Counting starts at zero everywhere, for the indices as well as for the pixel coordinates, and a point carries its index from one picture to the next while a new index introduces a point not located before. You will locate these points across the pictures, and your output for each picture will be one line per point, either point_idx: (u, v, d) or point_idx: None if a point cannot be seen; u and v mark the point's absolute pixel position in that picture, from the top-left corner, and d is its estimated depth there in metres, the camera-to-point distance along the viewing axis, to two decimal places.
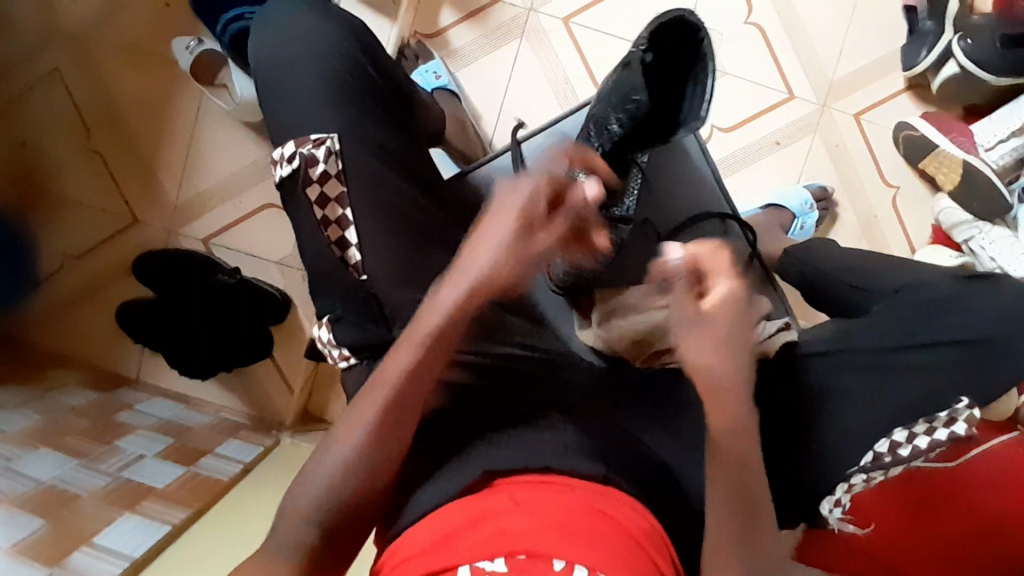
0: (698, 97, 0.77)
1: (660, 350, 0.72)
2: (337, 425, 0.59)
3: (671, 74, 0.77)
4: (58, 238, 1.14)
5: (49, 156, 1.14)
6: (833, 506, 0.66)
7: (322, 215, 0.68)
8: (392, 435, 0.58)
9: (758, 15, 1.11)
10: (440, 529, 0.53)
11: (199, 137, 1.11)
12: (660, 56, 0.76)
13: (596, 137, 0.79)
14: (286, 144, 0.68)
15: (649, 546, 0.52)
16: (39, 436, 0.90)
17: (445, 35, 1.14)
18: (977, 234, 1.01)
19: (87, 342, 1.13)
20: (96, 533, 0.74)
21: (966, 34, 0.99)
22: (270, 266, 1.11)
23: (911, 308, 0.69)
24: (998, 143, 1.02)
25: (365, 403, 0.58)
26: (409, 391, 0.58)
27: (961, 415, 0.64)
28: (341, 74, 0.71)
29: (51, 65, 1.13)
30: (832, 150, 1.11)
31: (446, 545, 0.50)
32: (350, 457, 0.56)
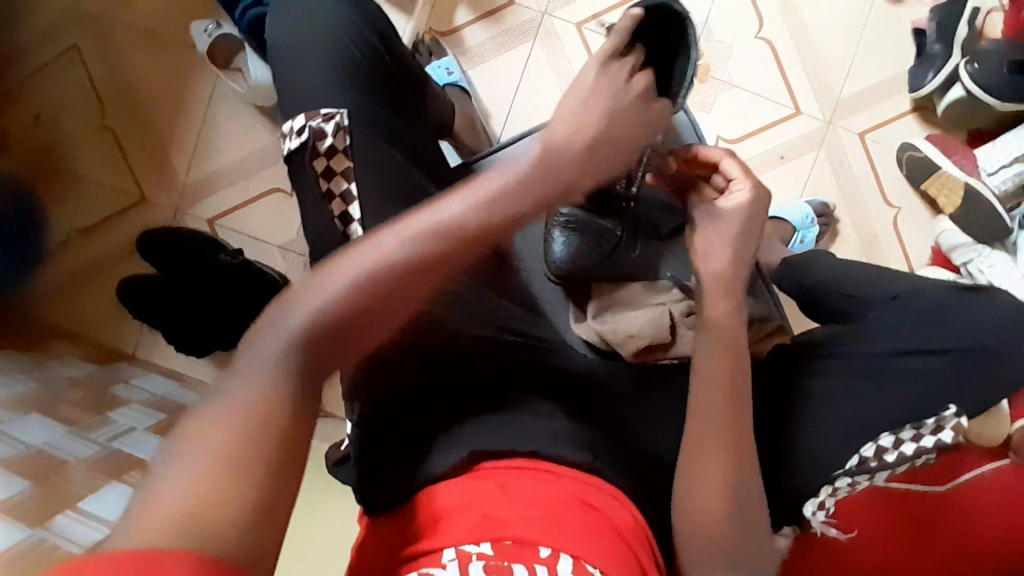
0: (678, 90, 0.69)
1: (654, 346, 0.73)
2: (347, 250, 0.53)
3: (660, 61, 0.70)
4: (66, 210, 1.15)
5: (63, 130, 1.15)
6: (817, 509, 0.67)
7: (325, 189, 0.68)
8: (402, 280, 0.52)
9: (768, 31, 1.12)
10: (433, 508, 0.55)
11: (209, 118, 1.13)
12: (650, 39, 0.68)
13: None
14: (296, 118, 0.69)
15: (631, 537, 0.54)
16: (32, 402, 0.90)
17: (459, 34, 1.15)
18: (976, 257, 1.02)
19: (87, 314, 1.14)
20: (84, 499, 0.75)
21: (974, 58, 1.01)
22: (272, 249, 1.12)
23: (901, 317, 0.69)
24: (1001, 169, 1.03)
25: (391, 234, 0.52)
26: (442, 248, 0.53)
27: (948, 423, 0.65)
28: (351, 54, 0.72)
29: (70, 41, 1.15)
30: (835, 167, 1.12)
31: (436, 528, 0.53)
32: (315, 319, 0.49)
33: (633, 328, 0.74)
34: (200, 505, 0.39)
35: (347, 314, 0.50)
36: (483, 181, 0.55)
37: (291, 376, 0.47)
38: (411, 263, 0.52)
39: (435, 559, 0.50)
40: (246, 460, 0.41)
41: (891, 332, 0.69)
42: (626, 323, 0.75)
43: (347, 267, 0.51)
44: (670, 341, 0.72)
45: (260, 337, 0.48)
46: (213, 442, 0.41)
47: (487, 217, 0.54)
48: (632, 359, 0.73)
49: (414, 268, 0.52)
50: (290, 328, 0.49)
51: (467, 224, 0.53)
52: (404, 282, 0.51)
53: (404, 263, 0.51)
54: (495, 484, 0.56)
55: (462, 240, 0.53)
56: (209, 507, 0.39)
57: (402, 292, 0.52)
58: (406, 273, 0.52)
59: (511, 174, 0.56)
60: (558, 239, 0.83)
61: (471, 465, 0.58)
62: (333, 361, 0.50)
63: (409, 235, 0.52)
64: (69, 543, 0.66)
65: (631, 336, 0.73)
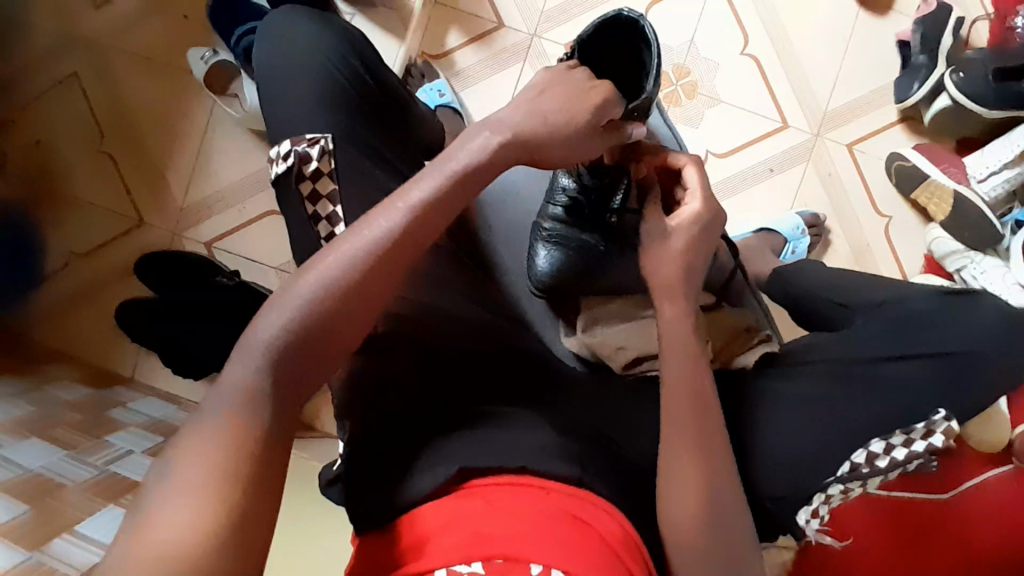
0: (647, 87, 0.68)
1: (642, 357, 0.75)
2: (297, 273, 0.55)
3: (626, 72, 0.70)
4: (65, 237, 1.16)
5: (63, 158, 1.17)
6: (810, 516, 0.65)
7: (313, 211, 0.70)
8: (352, 293, 0.54)
9: (753, 48, 1.14)
10: (421, 528, 0.55)
11: (206, 144, 1.15)
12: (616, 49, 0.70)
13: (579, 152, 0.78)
14: (282, 143, 0.71)
15: (621, 551, 0.54)
16: (30, 427, 0.91)
17: (450, 57, 1.18)
18: (969, 263, 1.03)
19: (85, 340, 1.15)
20: (79, 522, 0.75)
21: (958, 68, 1.02)
22: (269, 271, 1.13)
23: (888, 322, 0.70)
24: (990, 175, 1.04)
25: (337, 253, 0.55)
26: (386, 255, 0.56)
27: (938, 427, 0.64)
28: (339, 78, 0.74)
29: (70, 71, 1.18)
30: (824, 178, 1.13)
31: (425, 548, 0.53)
32: (299, 316, 0.53)
33: (621, 341, 0.76)
34: (195, 533, 0.42)
35: (329, 308, 0.54)
36: (437, 168, 0.60)
37: (268, 396, 0.50)
38: (359, 277, 0.55)
39: None
40: (233, 481, 0.45)
41: (875, 338, 0.70)
42: (615, 335, 0.77)
43: (323, 264, 0.55)
44: (657, 353, 0.75)
45: (247, 345, 0.52)
46: (201, 470, 0.45)
47: (445, 197, 0.58)
48: (621, 371, 0.75)
49: (385, 254, 0.56)
50: (277, 329, 0.52)
51: (408, 232, 0.57)
52: (375, 264, 0.55)
53: (376, 249, 0.55)
54: (483, 501, 0.56)
55: (405, 246, 0.57)
56: (202, 535, 0.42)
57: (377, 276, 0.56)
58: (357, 285, 0.55)
59: (466, 159, 0.60)
60: (541, 253, 0.83)
61: (458, 483, 0.58)
62: (325, 357, 0.54)
63: (354, 248, 0.55)
64: (64, 565, 0.67)
65: (619, 349, 0.76)
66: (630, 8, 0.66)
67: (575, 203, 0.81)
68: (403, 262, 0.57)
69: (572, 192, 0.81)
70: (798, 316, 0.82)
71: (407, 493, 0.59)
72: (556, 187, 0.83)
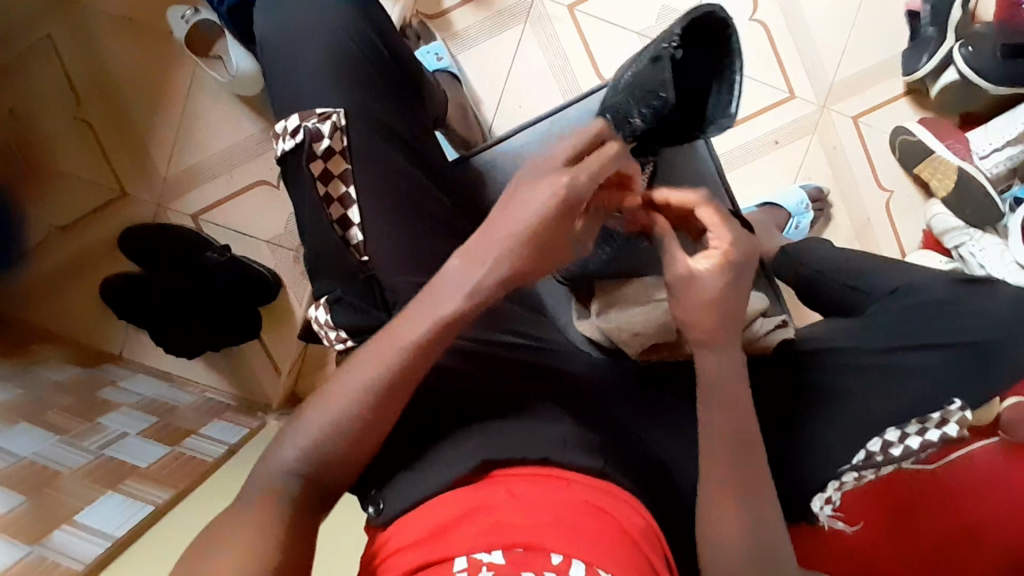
0: (724, 91, 0.74)
1: (660, 343, 0.73)
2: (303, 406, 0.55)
3: (694, 72, 0.74)
4: (43, 209, 1.12)
5: (39, 125, 1.12)
6: (824, 503, 0.66)
7: (325, 192, 0.67)
8: (360, 420, 0.54)
9: (762, 13, 1.11)
10: (439, 517, 0.53)
11: (190, 110, 1.10)
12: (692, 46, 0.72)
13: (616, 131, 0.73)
14: (290, 118, 0.67)
15: (643, 542, 0.52)
16: (20, 411, 0.88)
17: (447, 17, 1.12)
18: (967, 240, 1.02)
19: (70, 317, 1.12)
20: (79, 511, 0.73)
21: (967, 42, 1.01)
22: (262, 245, 1.09)
23: (904, 305, 0.71)
24: (993, 152, 1.03)
25: (337, 382, 0.54)
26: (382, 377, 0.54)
27: (954, 416, 0.64)
28: (347, 49, 0.71)
29: (42, 32, 1.11)
30: (829, 151, 1.11)
31: (443, 536, 0.51)
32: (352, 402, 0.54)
33: (636, 325, 0.74)
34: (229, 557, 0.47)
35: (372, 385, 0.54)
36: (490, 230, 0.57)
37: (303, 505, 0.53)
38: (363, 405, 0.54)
39: (446, 567, 0.48)
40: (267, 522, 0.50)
41: (897, 325, 0.70)
42: (630, 319, 0.75)
43: (331, 394, 0.54)
44: (677, 337, 0.73)
45: (298, 425, 0.54)
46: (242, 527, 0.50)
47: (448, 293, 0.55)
48: (638, 357, 0.74)
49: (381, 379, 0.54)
50: (301, 453, 0.53)
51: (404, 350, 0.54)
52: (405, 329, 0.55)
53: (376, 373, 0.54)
54: (506, 490, 0.54)
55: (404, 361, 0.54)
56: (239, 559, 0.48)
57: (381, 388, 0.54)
58: (362, 411, 0.54)
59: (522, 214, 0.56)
60: None
61: (483, 474, 0.57)
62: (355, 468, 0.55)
63: (351, 380, 0.54)
64: (66, 559, 0.66)
65: (635, 334, 0.73)
66: (723, 9, 0.70)
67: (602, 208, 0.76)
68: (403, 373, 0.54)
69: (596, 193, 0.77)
70: (808, 297, 0.81)
71: (427, 488, 0.57)
72: None
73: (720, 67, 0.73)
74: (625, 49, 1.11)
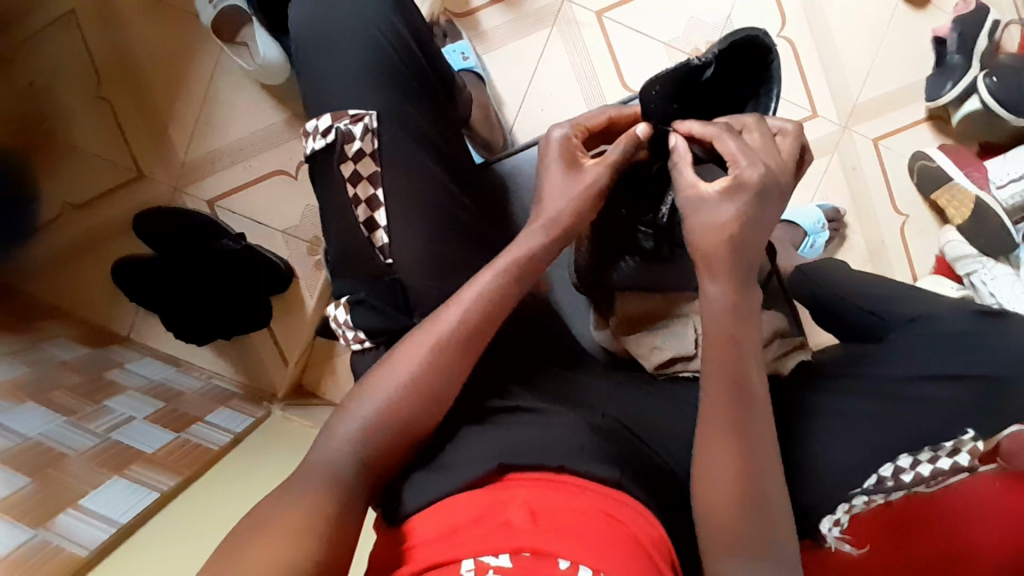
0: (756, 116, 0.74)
1: (676, 358, 0.74)
2: (359, 386, 0.61)
3: (729, 87, 0.73)
4: (58, 185, 1.12)
5: (59, 100, 1.11)
6: (833, 525, 0.66)
7: (353, 194, 0.68)
8: (414, 397, 0.60)
9: (790, 30, 1.11)
10: (452, 517, 0.53)
11: (212, 95, 1.09)
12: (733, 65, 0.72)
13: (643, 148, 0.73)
14: (323, 117, 0.68)
15: (654, 553, 0.51)
16: (27, 390, 0.87)
17: (474, 16, 1.11)
18: (979, 269, 1.03)
19: (80, 296, 1.11)
20: (84, 496, 0.73)
21: (992, 72, 1.01)
22: (276, 234, 1.09)
23: (918, 337, 0.71)
24: (1010, 182, 1.03)
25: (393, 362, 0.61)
26: (440, 359, 0.61)
27: (966, 446, 0.63)
28: (383, 46, 0.70)
29: (66, 8, 1.10)
30: (847, 172, 1.12)
31: (456, 536, 0.51)
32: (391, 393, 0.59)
33: (658, 341, 0.76)
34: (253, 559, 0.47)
35: (412, 376, 0.60)
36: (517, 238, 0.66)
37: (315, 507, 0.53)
38: (419, 383, 0.60)
39: (451, 569, 0.48)
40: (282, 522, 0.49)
41: (912, 357, 0.70)
42: (652, 336, 0.77)
43: (387, 375, 0.60)
44: (692, 354, 0.73)
45: (342, 420, 0.59)
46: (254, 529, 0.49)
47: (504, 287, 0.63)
48: (655, 371, 0.75)
49: (437, 360, 0.61)
50: (357, 427, 0.58)
51: (460, 333, 0.61)
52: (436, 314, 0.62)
53: (438, 353, 0.61)
54: (519, 493, 0.54)
55: (460, 348, 0.61)
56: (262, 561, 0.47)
57: (437, 366, 0.61)
58: (415, 390, 0.60)
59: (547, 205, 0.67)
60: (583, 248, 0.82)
61: (499, 477, 0.57)
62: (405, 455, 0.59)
63: (412, 361, 0.60)
64: (72, 544, 0.66)
65: (655, 349, 0.75)
66: (767, 35, 0.71)
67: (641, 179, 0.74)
68: (462, 358, 0.61)
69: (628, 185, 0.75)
70: (828, 320, 0.83)
71: (439, 489, 0.57)
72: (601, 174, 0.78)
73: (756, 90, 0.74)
74: (650, 59, 1.11)
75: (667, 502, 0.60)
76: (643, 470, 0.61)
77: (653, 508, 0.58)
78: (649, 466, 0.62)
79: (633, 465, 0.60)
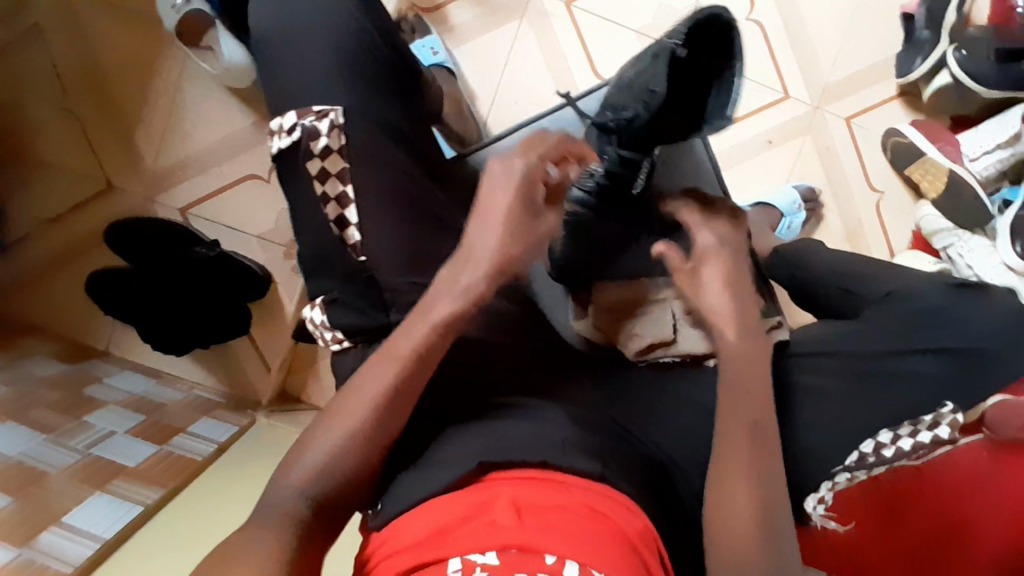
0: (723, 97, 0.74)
1: (655, 345, 0.76)
2: (303, 438, 0.58)
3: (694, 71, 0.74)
4: (27, 201, 1.10)
5: (24, 113, 1.09)
6: (818, 504, 0.66)
7: (322, 192, 0.67)
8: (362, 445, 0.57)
9: (759, 12, 1.11)
10: (437, 518, 0.52)
11: (180, 102, 1.08)
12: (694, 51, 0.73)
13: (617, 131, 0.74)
14: (288, 116, 0.67)
15: (643, 547, 0.51)
16: (5, 409, 0.86)
17: (443, 11, 1.10)
18: (956, 241, 1.03)
19: (55, 312, 1.10)
20: (67, 512, 0.72)
21: (962, 46, 1.01)
22: (250, 240, 1.08)
23: (893, 313, 0.71)
24: (983, 155, 1.04)
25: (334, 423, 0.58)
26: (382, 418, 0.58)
27: (945, 419, 0.65)
28: (345, 43, 0.70)
29: (29, 20, 1.08)
30: (821, 152, 1.12)
31: (441, 537, 0.50)
32: (367, 412, 0.58)
33: (637, 328, 0.79)
34: None
35: (354, 429, 0.57)
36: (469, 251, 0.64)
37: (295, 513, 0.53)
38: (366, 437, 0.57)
39: (439, 567, 0.47)
40: None
41: (884, 332, 0.70)
42: (630, 322, 0.79)
43: (325, 431, 0.58)
44: (672, 339, 0.76)
45: (290, 470, 0.56)
46: None
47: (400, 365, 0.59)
48: (636, 358, 0.76)
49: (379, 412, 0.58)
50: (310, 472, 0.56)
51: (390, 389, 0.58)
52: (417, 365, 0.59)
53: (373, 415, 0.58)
54: (505, 491, 0.53)
55: (385, 403, 0.58)
56: None
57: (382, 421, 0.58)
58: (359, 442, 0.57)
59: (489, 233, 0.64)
60: (558, 244, 0.79)
61: (480, 476, 0.56)
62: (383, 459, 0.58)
63: (354, 415, 0.58)
64: (56, 561, 0.65)
65: (636, 337, 0.78)
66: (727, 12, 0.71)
67: (620, 172, 0.76)
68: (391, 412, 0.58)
69: (602, 179, 0.76)
70: (804, 300, 0.81)
71: (422, 491, 0.56)
72: (584, 172, 0.76)
73: (724, 68, 0.74)
74: (621, 46, 1.10)
75: (649, 487, 0.60)
76: (626, 458, 0.61)
77: (637, 495, 0.57)
78: (633, 455, 0.62)
79: (615, 453, 0.60)
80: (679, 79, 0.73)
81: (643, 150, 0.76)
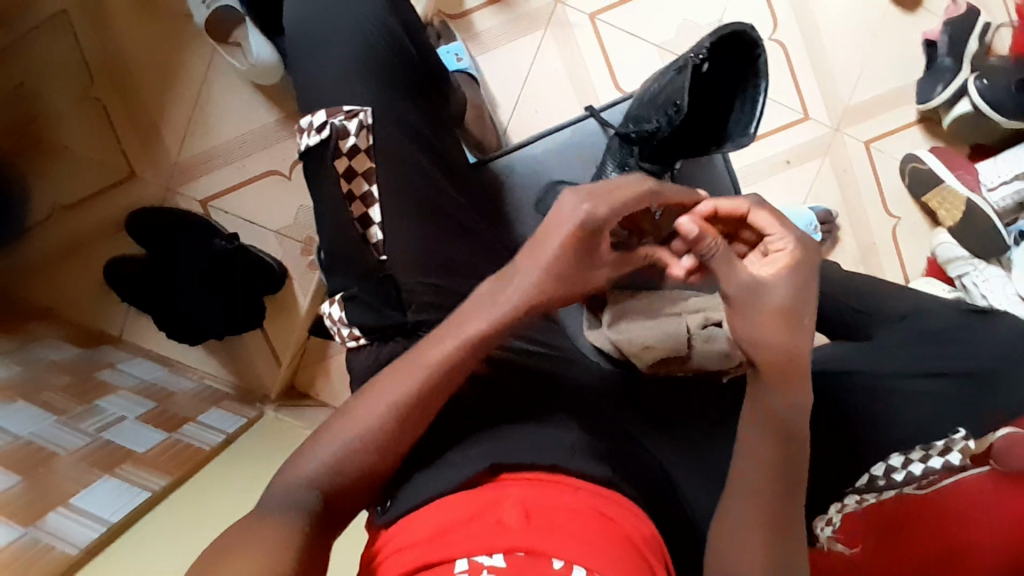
0: (748, 111, 0.75)
1: (670, 358, 0.74)
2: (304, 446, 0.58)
3: (714, 84, 0.76)
4: (50, 186, 1.12)
5: (51, 100, 1.11)
6: (824, 525, 0.66)
7: (347, 190, 0.68)
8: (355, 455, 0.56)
9: (782, 34, 1.12)
10: (444, 518, 0.52)
11: (206, 95, 1.09)
12: (716, 62, 0.75)
13: (637, 140, 0.79)
14: (317, 114, 0.68)
15: (648, 553, 0.51)
16: (18, 390, 0.87)
17: (468, 18, 1.12)
18: (971, 270, 1.03)
19: (73, 297, 1.11)
20: (74, 495, 0.72)
21: (983, 75, 1.02)
22: (269, 235, 1.09)
23: (913, 332, 0.72)
24: (1001, 184, 1.04)
25: (340, 427, 0.57)
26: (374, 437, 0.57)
27: (956, 445, 0.64)
28: (376, 45, 0.71)
29: (59, 7, 1.10)
30: (839, 174, 1.12)
31: (447, 537, 0.50)
32: (362, 430, 0.57)
33: (649, 338, 0.75)
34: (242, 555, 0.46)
35: (347, 443, 0.56)
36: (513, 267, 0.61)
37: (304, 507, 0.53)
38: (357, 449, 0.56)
39: (446, 569, 0.47)
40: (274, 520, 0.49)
41: (892, 351, 0.71)
42: (641, 331, 0.76)
43: (318, 448, 0.56)
44: (686, 354, 0.74)
45: (282, 473, 0.56)
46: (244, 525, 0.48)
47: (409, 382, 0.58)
48: (649, 370, 0.74)
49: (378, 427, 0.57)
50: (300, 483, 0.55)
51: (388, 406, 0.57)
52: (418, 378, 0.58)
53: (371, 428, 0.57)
54: (514, 492, 0.54)
55: (390, 418, 0.57)
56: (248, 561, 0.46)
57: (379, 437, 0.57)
58: (347, 455, 0.56)
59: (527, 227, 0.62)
60: None
61: (490, 478, 0.56)
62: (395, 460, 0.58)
63: (360, 423, 0.57)
64: (63, 544, 0.65)
65: (647, 347, 0.74)
66: (754, 29, 0.72)
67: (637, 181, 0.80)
68: (388, 429, 0.57)
69: None
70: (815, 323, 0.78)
71: (429, 491, 0.57)
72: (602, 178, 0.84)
73: (745, 83, 0.75)
74: (643, 60, 1.11)
75: (657, 500, 0.60)
76: (634, 467, 0.61)
77: (644, 505, 0.57)
78: (641, 466, 0.62)
79: (624, 464, 0.60)
80: (698, 91, 0.76)
81: (662, 160, 0.80)
